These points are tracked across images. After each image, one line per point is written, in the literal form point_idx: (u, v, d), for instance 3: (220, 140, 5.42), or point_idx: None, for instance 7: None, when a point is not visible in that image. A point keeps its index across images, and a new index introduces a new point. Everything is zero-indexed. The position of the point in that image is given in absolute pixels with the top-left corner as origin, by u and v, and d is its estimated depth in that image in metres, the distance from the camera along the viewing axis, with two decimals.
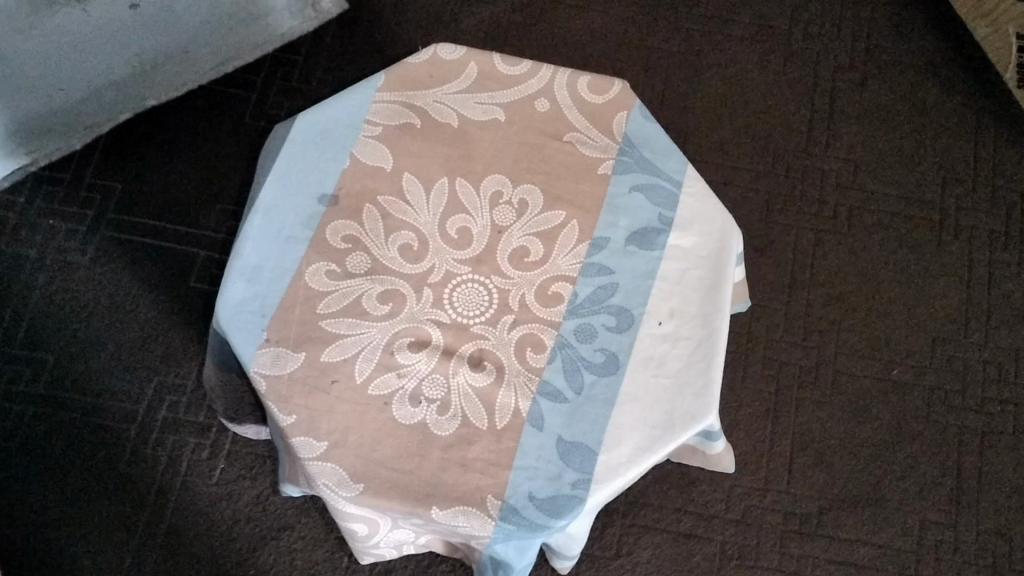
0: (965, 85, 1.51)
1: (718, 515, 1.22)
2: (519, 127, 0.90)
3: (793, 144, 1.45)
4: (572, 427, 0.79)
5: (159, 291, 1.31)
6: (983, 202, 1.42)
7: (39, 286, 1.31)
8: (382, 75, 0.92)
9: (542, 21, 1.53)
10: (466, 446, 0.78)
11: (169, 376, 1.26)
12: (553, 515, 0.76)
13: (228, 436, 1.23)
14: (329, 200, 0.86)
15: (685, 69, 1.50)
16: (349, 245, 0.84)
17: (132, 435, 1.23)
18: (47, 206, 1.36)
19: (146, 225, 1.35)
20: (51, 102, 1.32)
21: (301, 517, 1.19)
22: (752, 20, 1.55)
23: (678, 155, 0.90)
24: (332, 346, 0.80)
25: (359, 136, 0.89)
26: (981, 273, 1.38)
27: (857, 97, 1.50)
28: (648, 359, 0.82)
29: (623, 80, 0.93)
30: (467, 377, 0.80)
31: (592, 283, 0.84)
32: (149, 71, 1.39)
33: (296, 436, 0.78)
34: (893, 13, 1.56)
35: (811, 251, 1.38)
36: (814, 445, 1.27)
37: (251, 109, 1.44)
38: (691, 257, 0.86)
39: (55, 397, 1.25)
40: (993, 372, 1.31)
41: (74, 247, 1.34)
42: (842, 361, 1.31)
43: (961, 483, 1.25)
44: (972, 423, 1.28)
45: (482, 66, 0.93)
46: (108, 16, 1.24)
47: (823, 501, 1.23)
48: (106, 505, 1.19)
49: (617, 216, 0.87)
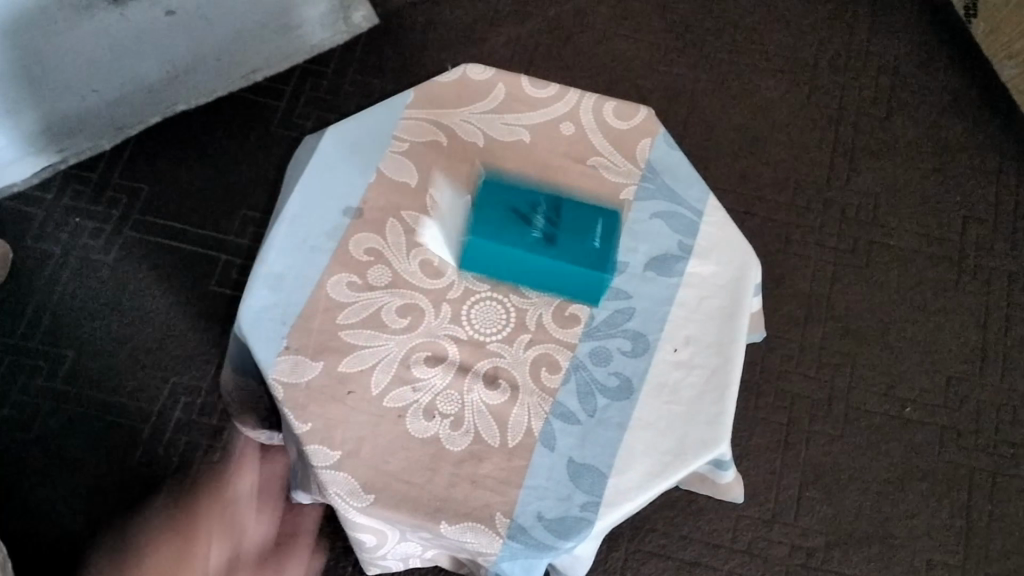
0: (988, 125, 1.51)
1: (724, 544, 1.21)
2: (544, 149, 0.91)
3: (814, 177, 1.46)
4: (583, 449, 0.79)
5: (179, 294, 1.33)
6: (1003, 243, 1.42)
7: (61, 283, 1.33)
8: (411, 93, 0.94)
9: (569, 44, 1.54)
10: (477, 463, 0.79)
11: (186, 378, 1.28)
12: (560, 536, 0.76)
13: (240, 439, 1.24)
14: (354, 212, 0.87)
15: (710, 98, 1.51)
16: (371, 258, 0.86)
17: (146, 435, 1.24)
18: (75, 205, 1.38)
19: (171, 228, 1.37)
20: (83, 102, 1.34)
21: (308, 524, 1.20)
22: (778, 53, 1.56)
23: (700, 184, 0.91)
24: (350, 357, 0.81)
25: (386, 151, 0.91)
26: (999, 313, 1.37)
27: (880, 132, 1.50)
28: (662, 385, 0.82)
29: (649, 107, 0.94)
30: (480, 394, 0.81)
31: (609, 307, 0.85)
32: (181, 77, 1.41)
33: (310, 444, 0.79)
34: (919, 51, 1.57)
35: (829, 284, 1.38)
36: (823, 478, 1.26)
37: (279, 117, 1.46)
38: (709, 285, 0.87)
39: (72, 393, 1.26)
40: (1006, 413, 1.31)
41: (98, 247, 1.36)
42: (855, 396, 1.31)
43: (970, 524, 1.24)
44: (983, 464, 1.28)
45: (510, 88, 0.94)
46: (145, 22, 1.27)
47: (830, 535, 1.23)
48: (116, 502, 1.20)
49: (637, 241, 0.87)
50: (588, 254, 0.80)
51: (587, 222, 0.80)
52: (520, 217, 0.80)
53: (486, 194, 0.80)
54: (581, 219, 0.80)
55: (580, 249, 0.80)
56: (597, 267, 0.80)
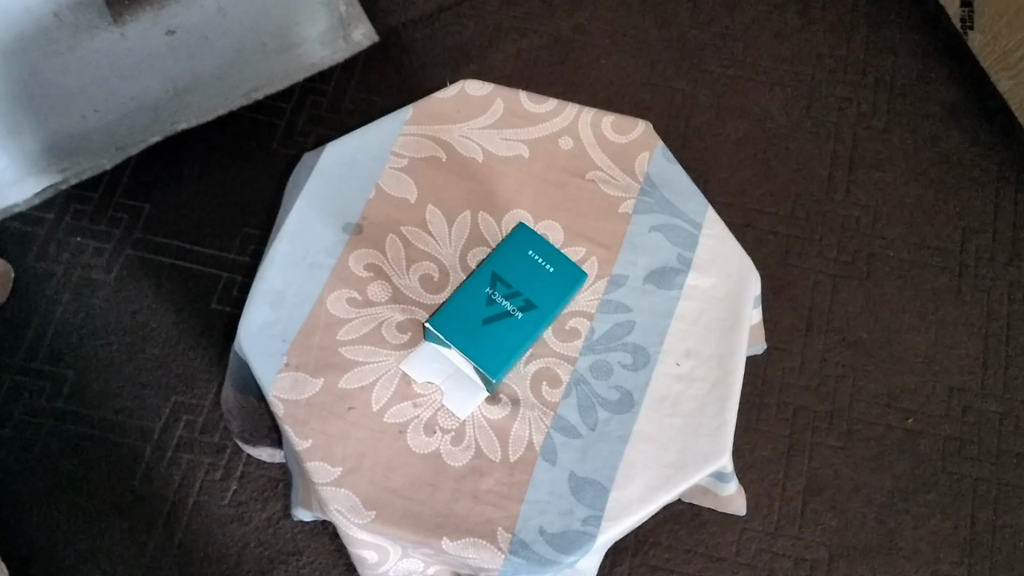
0: (987, 135, 1.52)
1: (727, 557, 1.21)
2: (543, 163, 0.92)
3: (814, 189, 1.46)
4: (585, 463, 0.79)
5: (180, 311, 1.33)
6: (1003, 253, 1.42)
7: (63, 302, 1.33)
8: (410, 108, 0.94)
9: (567, 60, 1.55)
10: (479, 478, 0.78)
11: (187, 396, 1.28)
12: (562, 550, 0.76)
13: (242, 457, 1.24)
14: (353, 228, 0.88)
15: (708, 111, 1.52)
16: (371, 274, 0.86)
17: (147, 454, 1.24)
18: (76, 224, 1.39)
19: (172, 246, 1.38)
20: (84, 122, 1.35)
21: (310, 542, 1.20)
22: (776, 66, 1.57)
23: (698, 197, 0.91)
24: (350, 373, 0.81)
25: (385, 167, 0.91)
26: (1000, 324, 1.37)
27: (878, 144, 1.51)
28: (663, 399, 0.82)
29: (646, 121, 0.94)
30: (481, 409, 0.81)
31: (609, 320, 0.85)
32: (181, 96, 1.42)
33: (312, 461, 0.79)
34: (917, 63, 1.58)
35: (829, 296, 1.38)
36: (826, 491, 1.26)
37: (279, 135, 1.47)
38: (709, 297, 0.87)
39: (73, 411, 1.26)
40: (1009, 424, 1.30)
41: (100, 265, 1.36)
42: (857, 408, 1.31)
43: (975, 535, 1.24)
44: (987, 475, 1.27)
45: (508, 103, 0.94)
46: (145, 42, 1.28)
47: (834, 548, 1.22)
48: (117, 521, 1.20)
49: (636, 254, 0.88)
50: (550, 281, 0.81)
51: (523, 259, 0.82)
52: (485, 310, 0.80)
53: (444, 315, 0.79)
54: (519, 261, 0.82)
55: (542, 282, 0.81)
56: (568, 282, 0.81)
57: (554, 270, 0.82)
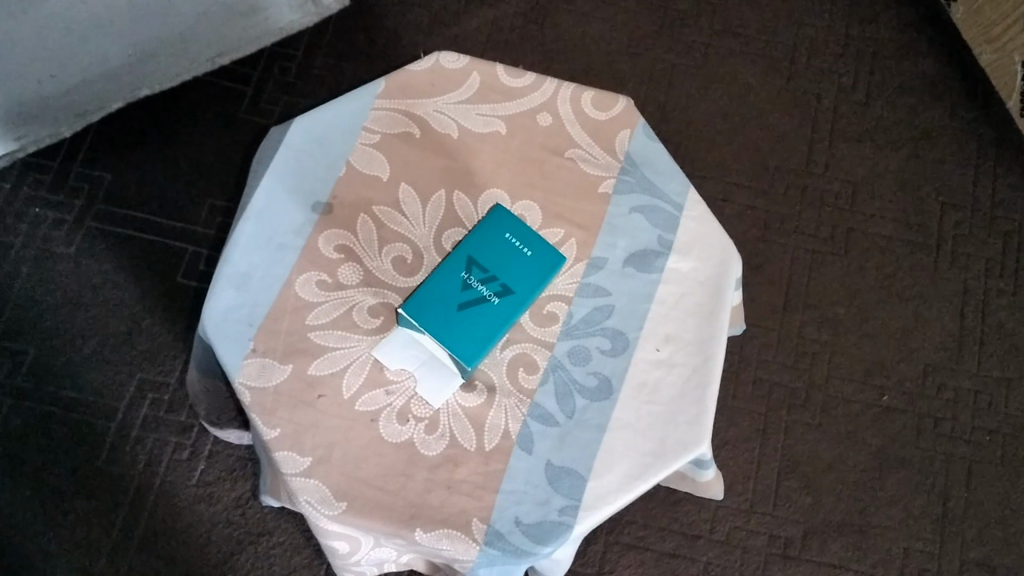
0: (968, 109, 1.50)
1: (702, 536, 1.20)
2: (520, 140, 0.89)
3: (793, 163, 1.44)
4: (562, 452, 0.77)
5: (144, 286, 1.29)
6: (980, 229, 1.41)
7: (21, 276, 1.29)
8: (382, 81, 0.90)
9: (544, 27, 1.51)
10: (453, 467, 0.76)
11: (153, 373, 1.24)
12: (538, 541, 0.74)
13: (209, 436, 1.21)
14: (323, 208, 0.84)
15: (688, 81, 1.49)
16: (341, 255, 0.83)
17: (111, 433, 1.21)
18: (34, 195, 1.33)
19: (135, 218, 1.33)
20: (41, 88, 1.29)
21: (280, 522, 1.17)
22: (757, 35, 1.54)
23: (679, 177, 0.89)
24: (321, 360, 0.79)
25: (356, 143, 0.87)
26: (977, 301, 1.37)
27: (858, 117, 1.49)
28: (641, 385, 0.80)
29: (628, 97, 0.91)
30: (455, 397, 0.78)
31: (588, 305, 0.82)
32: (143, 60, 1.36)
33: (279, 451, 0.76)
34: (899, 35, 1.56)
35: (807, 272, 1.37)
36: (802, 468, 1.26)
37: (246, 103, 1.42)
38: (690, 281, 0.85)
39: (34, 390, 1.22)
40: (983, 401, 1.30)
41: (60, 238, 1.31)
42: (833, 386, 1.30)
43: (947, 512, 1.24)
44: (960, 452, 1.28)
45: (485, 76, 0.91)
46: (104, 4, 1.22)
47: (808, 526, 1.22)
48: (81, 502, 1.17)
49: (616, 236, 0.85)
50: (527, 265, 0.79)
51: (500, 242, 0.79)
52: (461, 295, 0.77)
53: (417, 301, 0.77)
54: (496, 245, 0.79)
55: (519, 266, 0.78)
56: (547, 265, 0.79)
57: (531, 254, 0.79)
